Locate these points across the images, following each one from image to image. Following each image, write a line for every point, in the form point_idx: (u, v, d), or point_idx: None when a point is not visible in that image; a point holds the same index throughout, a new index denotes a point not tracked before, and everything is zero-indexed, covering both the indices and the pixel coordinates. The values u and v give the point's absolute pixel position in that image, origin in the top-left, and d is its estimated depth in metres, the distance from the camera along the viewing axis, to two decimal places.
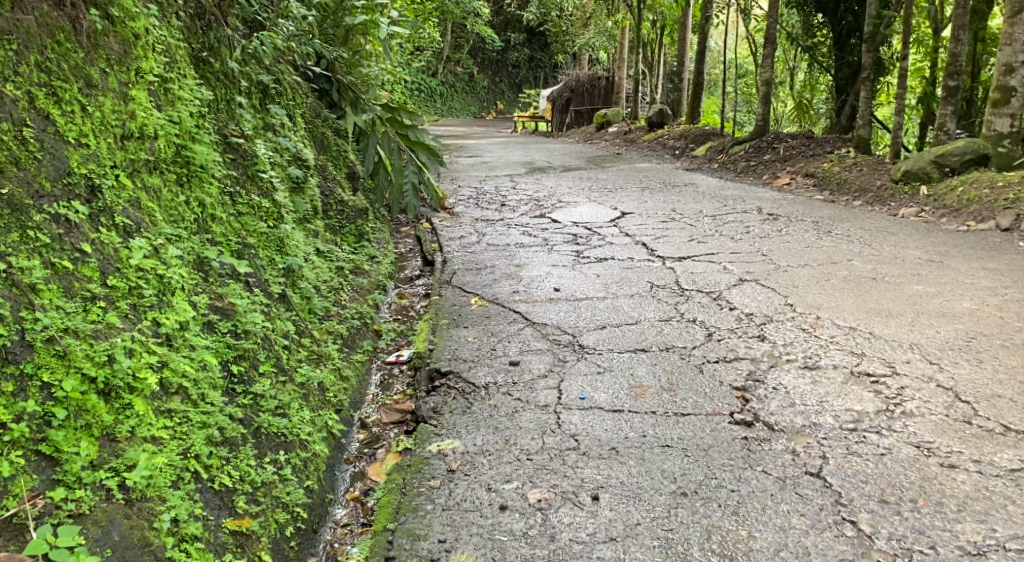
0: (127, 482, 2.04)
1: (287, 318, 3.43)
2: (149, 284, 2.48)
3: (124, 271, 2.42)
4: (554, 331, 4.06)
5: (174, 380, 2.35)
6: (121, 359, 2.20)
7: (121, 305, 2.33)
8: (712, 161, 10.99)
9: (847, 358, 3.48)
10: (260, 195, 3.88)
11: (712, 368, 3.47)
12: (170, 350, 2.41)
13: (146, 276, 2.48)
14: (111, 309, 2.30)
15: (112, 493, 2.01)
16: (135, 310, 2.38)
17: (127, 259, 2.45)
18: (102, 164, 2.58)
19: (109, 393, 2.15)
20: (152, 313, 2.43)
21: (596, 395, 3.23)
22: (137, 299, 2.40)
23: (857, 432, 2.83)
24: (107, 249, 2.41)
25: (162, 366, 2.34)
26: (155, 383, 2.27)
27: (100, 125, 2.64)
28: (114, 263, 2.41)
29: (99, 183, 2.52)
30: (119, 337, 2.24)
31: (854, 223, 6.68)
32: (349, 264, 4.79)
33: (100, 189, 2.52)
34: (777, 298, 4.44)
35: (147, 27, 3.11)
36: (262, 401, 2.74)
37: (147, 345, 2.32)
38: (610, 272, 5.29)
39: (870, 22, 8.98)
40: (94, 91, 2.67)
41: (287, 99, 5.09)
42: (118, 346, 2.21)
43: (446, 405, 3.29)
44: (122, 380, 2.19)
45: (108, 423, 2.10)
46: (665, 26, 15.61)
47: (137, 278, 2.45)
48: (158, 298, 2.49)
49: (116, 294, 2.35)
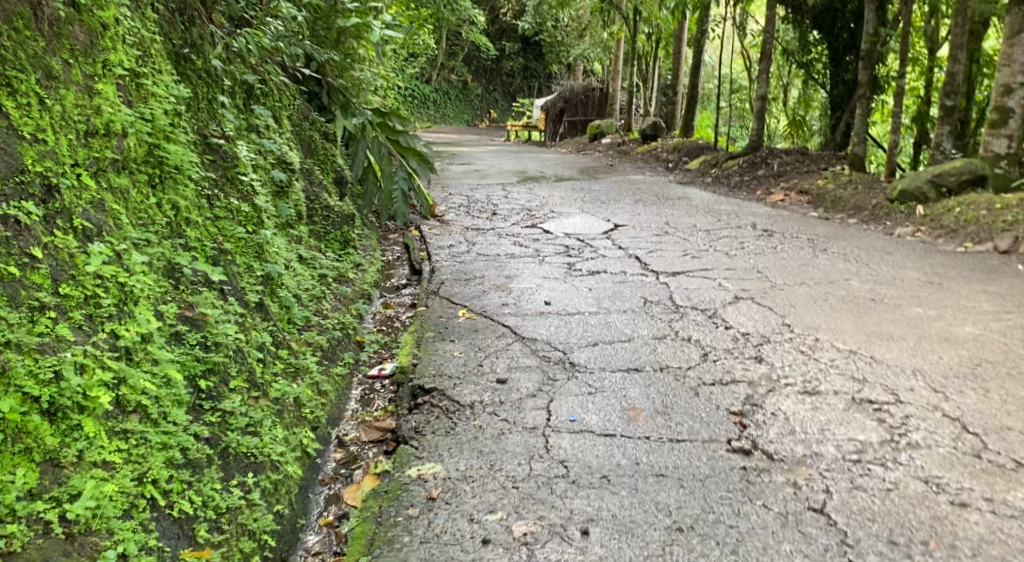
0: (68, 515, 1.86)
1: (263, 328, 3.25)
2: (108, 292, 2.31)
3: (79, 278, 2.24)
4: (543, 347, 3.90)
5: (132, 397, 2.19)
6: (69, 376, 2.03)
7: (74, 316, 2.16)
8: (705, 174, 10.88)
9: (847, 384, 3.33)
10: (239, 199, 3.71)
11: (708, 392, 3.31)
12: (129, 364, 2.24)
13: (106, 283, 2.31)
14: (62, 320, 2.13)
15: (51, 526, 1.83)
16: (91, 320, 2.20)
17: (84, 265, 2.28)
18: (61, 160, 2.40)
19: (55, 413, 1.97)
20: (111, 325, 2.25)
21: (587, 418, 3.07)
22: (93, 308, 2.23)
23: (861, 464, 2.69)
24: (61, 254, 2.24)
25: (119, 382, 2.17)
26: (109, 401, 2.10)
27: (61, 120, 2.47)
28: (68, 269, 2.23)
29: (56, 182, 2.35)
30: (68, 352, 2.08)
31: (850, 241, 6.57)
32: (333, 272, 4.63)
33: (57, 189, 2.34)
34: (773, 318, 4.30)
35: (117, 16, 2.94)
36: (232, 418, 2.57)
37: (103, 359, 2.15)
38: (602, 285, 5.15)
39: (866, 39, 8.88)
40: (54, 83, 2.51)
41: (274, 100, 4.92)
42: (66, 361, 2.05)
43: (429, 425, 3.13)
44: (73, 398, 2.02)
45: (52, 447, 1.93)
46: (660, 39, 15.55)
47: (95, 286, 2.28)
48: (120, 307, 2.32)
49: (69, 304, 2.18)
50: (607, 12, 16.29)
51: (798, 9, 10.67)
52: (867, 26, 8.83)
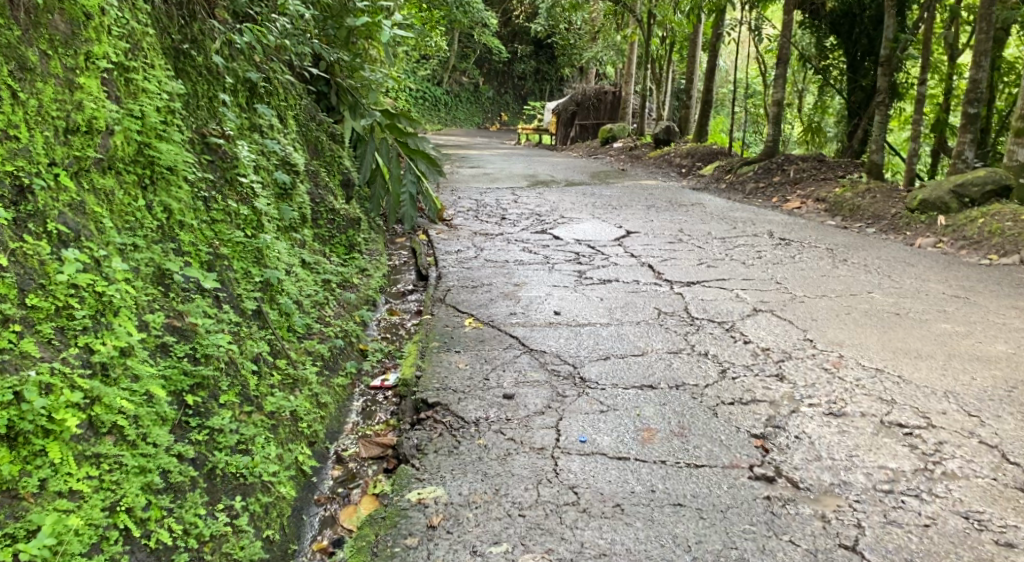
0: (22, 555, 1.72)
1: (260, 337, 3.09)
2: (83, 303, 2.15)
3: (50, 288, 2.09)
4: (553, 360, 3.73)
5: (106, 418, 2.03)
6: (31, 398, 1.88)
7: (42, 329, 2.02)
8: (718, 180, 10.68)
9: (875, 406, 3.14)
10: (238, 201, 3.55)
11: (728, 412, 3.14)
12: (104, 382, 2.08)
13: (81, 291, 2.16)
14: (28, 334, 1.98)
15: None
16: (61, 334, 2.05)
17: (56, 274, 2.12)
18: (36, 159, 2.25)
19: (15, 438, 1.84)
20: (85, 339, 2.10)
21: (598, 439, 2.89)
22: (65, 320, 2.08)
23: (894, 496, 2.49)
24: (30, 261, 2.08)
25: (93, 401, 2.02)
26: (78, 424, 1.95)
27: (38, 116, 2.31)
28: (38, 278, 2.07)
29: (29, 183, 2.19)
30: (32, 370, 1.93)
31: (870, 252, 6.36)
32: (337, 277, 4.47)
33: (30, 190, 2.19)
34: (794, 332, 4.11)
35: (104, 6, 2.77)
36: (221, 436, 2.41)
37: (76, 376, 2.01)
38: (614, 295, 4.97)
39: (886, 45, 8.66)
40: (30, 75, 2.35)
41: (278, 100, 4.75)
42: (29, 382, 1.90)
43: (432, 443, 2.95)
44: (36, 421, 1.88)
45: (10, 477, 1.79)
46: (674, 43, 15.36)
47: (68, 296, 2.12)
48: (98, 318, 2.17)
49: (37, 316, 2.02)
50: (621, 15, 16.09)
51: (816, 13, 10.46)
52: (887, 31, 8.62)
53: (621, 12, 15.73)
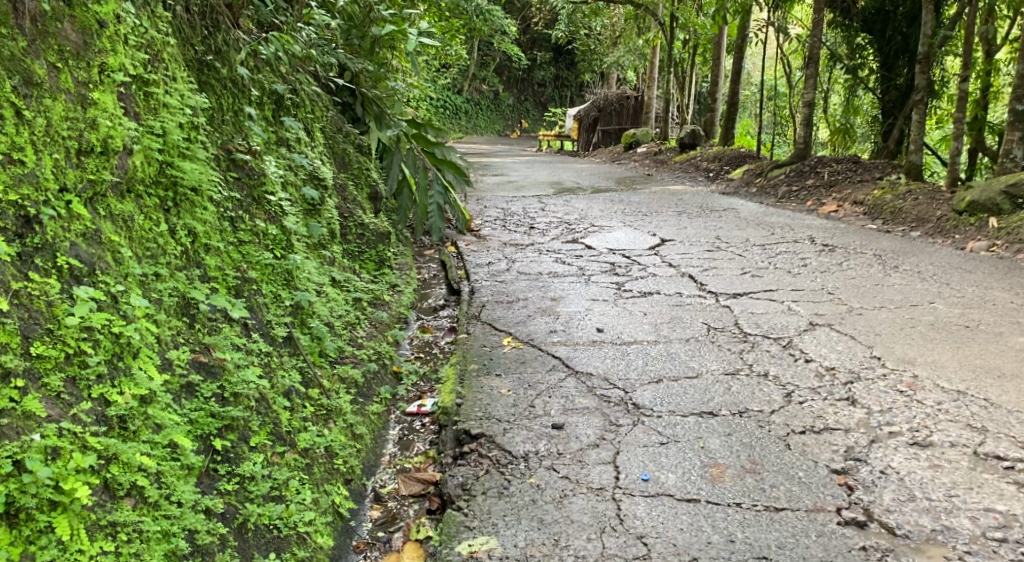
0: None
1: (291, 367, 2.87)
2: (97, 347, 1.93)
3: (59, 334, 1.86)
4: (601, 384, 3.46)
5: (124, 478, 1.81)
6: (35, 467, 1.65)
7: (50, 382, 1.79)
8: (749, 184, 10.35)
9: (965, 435, 2.87)
10: (266, 221, 3.34)
11: (802, 444, 2.86)
12: (123, 438, 1.87)
13: (95, 333, 1.93)
14: (33, 389, 1.76)
15: None
16: (73, 385, 1.83)
17: (66, 316, 1.89)
18: (44, 186, 2.03)
19: (15, 515, 1.61)
20: (101, 390, 1.88)
21: (663, 477, 2.64)
22: (76, 368, 1.86)
23: (1009, 546, 2.28)
24: (36, 304, 1.86)
25: (108, 460, 1.80)
26: (91, 491, 1.73)
27: (46, 136, 2.10)
28: (45, 322, 1.85)
29: (35, 212, 1.98)
30: (37, 434, 1.70)
31: (921, 257, 6.03)
32: (367, 295, 4.24)
33: (37, 220, 1.97)
34: (858, 349, 3.82)
35: (119, 13, 2.56)
36: (252, 485, 2.20)
37: (88, 434, 1.79)
38: (657, 309, 4.70)
39: (925, 42, 8.33)
40: (37, 91, 2.13)
41: (305, 112, 4.54)
42: (31, 448, 1.67)
43: (478, 481, 2.71)
44: (41, 493, 1.65)
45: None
46: (697, 45, 15.05)
47: (80, 341, 1.89)
48: (114, 363, 1.95)
49: (44, 366, 1.80)
50: (642, 19, 15.82)
51: (848, 11, 10.13)
52: (925, 27, 8.26)
53: (642, 15, 15.45)
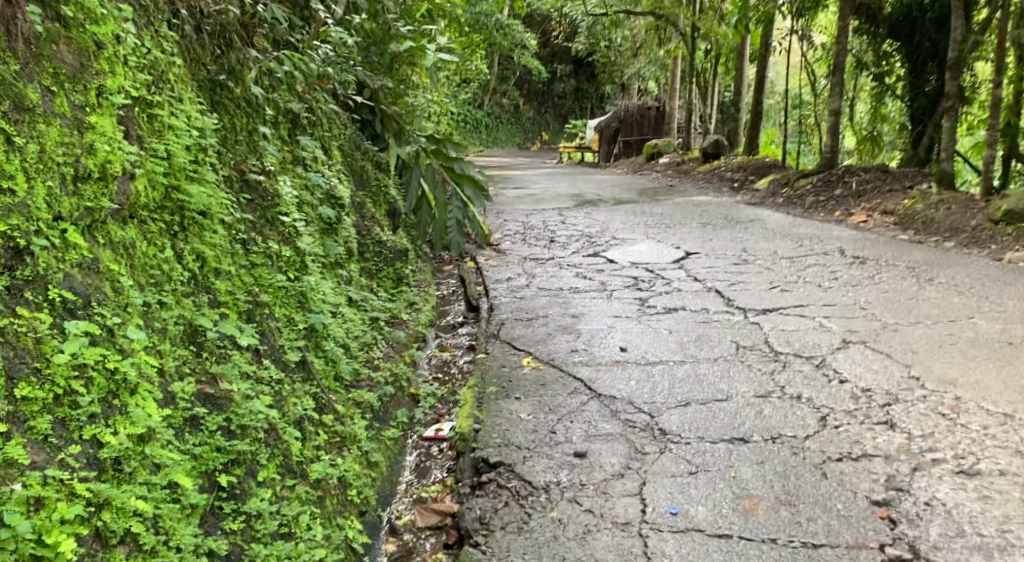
0: None
1: (304, 393, 2.77)
2: (90, 386, 1.86)
3: (49, 373, 1.79)
4: (625, 407, 3.33)
5: (118, 525, 1.72)
6: (14, 521, 1.56)
7: (37, 424, 1.73)
8: (775, 194, 10.16)
9: (1015, 464, 2.71)
10: (280, 242, 3.26)
11: (839, 472, 2.72)
12: (118, 481, 1.79)
13: (88, 371, 1.87)
14: (17, 434, 1.69)
15: None
16: (62, 427, 1.77)
17: (55, 353, 1.83)
18: (35, 216, 1.97)
19: None
20: (92, 430, 1.81)
21: (692, 511, 2.53)
22: (66, 409, 1.79)
23: None
24: (24, 341, 1.79)
25: (99, 507, 1.72)
26: (76, 544, 1.63)
27: (39, 163, 2.04)
28: (34, 360, 1.79)
29: (26, 243, 1.92)
30: (17, 485, 1.62)
31: (957, 269, 5.83)
32: (384, 314, 4.14)
33: (28, 252, 1.92)
34: (896, 368, 3.65)
35: (119, 33, 2.51)
36: (258, 524, 2.10)
37: (76, 481, 1.71)
38: (682, 326, 4.55)
39: (955, 47, 8.11)
40: (31, 114, 2.08)
41: (321, 129, 4.46)
42: (10, 502, 1.58)
43: (497, 514, 2.60)
44: (23, 549, 1.55)
45: None
46: (720, 55, 14.88)
47: (71, 379, 1.83)
48: (108, 402, 1.88)
49: (29, 409, 1.73)
50: (663, 30, 15.69)
51: (874, 18, 9.92)
52: (955, 32, 8.04)
53: (663, 26, 15.31)
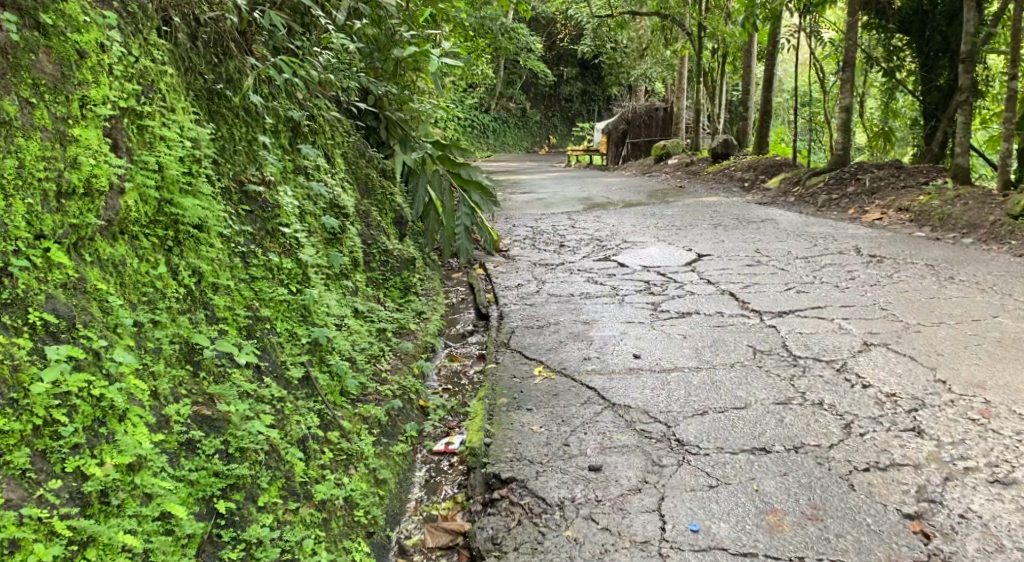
0: None
1: (308, 409, 2.67)
2: (73, 415, 1.79)
3: (28, 403, 1.73)
4: (641, 417, 3.21)
5: None
6: None
7: (15, 459, 1.66)
8: (786, 193, 10.00)
9: None
10: (281, 253, 3.17)
11: (867, 483, 2.60)
12: (103, 516, 1.72)
13: (71, 399, 1.80)
14: None
15: None
16: (43, 460, 1.71)
17: (33, 382, 1.76)
18: (14, 236, 1.91)
19: None
20: (76, 463, 1.74)
21: (714, 527, 2.43)
22: (47, 440, 1.73)
23: None
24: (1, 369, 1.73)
25: (82, 546, 1.65)
26: None
27: (18, 180, 1.99)
28: (12, 389, 1.73)
29: (4, 264, 1.86)
30: None
31: (978, 266, 5.68)
32: (392, 325, 4.04)
33: (7, 273, 1.86)
34: (921, 371, 3.51)
35: (104, 42, 2.44)
36: (259, 552, 2.01)
37: (56, 519, 1.65)
38: (697, 331, 4.43)
39: (969, 39, 7.93)
40: (6, 129, 2.02)
41: (323, 137, 4.37)
42: None
43: (510, 534, 2.50)
44: None
45: None
46: (726, 54, 14.73)
47: (50, 408, 1.76)
48: (94, 430, 1.81)
49: (7, 442, 1.67)
50: (669, 30, 15.54)
51: (884, 13, 9.75)
52: (967, 25, 7.85)
53: (669, 26, 15.19)
